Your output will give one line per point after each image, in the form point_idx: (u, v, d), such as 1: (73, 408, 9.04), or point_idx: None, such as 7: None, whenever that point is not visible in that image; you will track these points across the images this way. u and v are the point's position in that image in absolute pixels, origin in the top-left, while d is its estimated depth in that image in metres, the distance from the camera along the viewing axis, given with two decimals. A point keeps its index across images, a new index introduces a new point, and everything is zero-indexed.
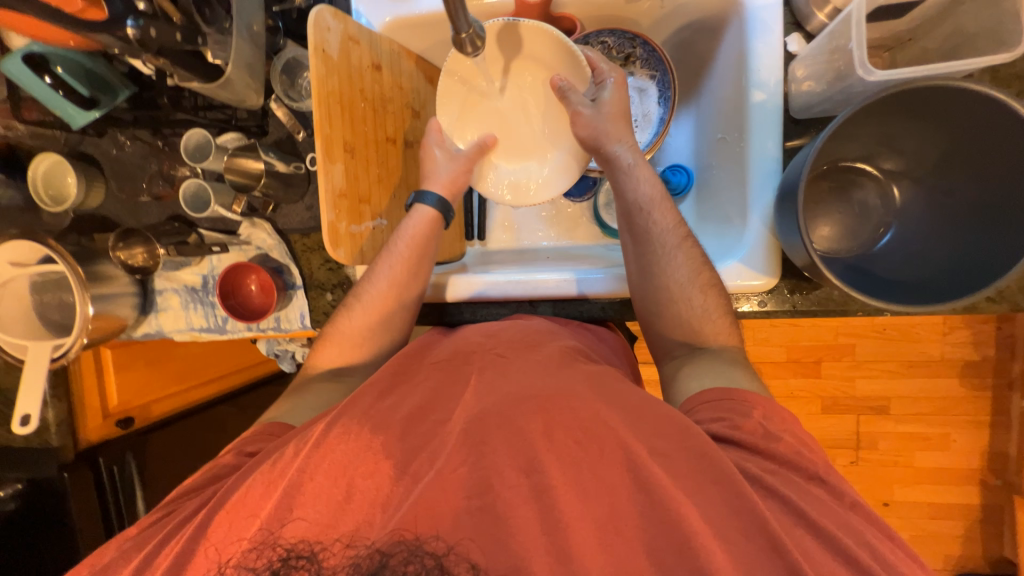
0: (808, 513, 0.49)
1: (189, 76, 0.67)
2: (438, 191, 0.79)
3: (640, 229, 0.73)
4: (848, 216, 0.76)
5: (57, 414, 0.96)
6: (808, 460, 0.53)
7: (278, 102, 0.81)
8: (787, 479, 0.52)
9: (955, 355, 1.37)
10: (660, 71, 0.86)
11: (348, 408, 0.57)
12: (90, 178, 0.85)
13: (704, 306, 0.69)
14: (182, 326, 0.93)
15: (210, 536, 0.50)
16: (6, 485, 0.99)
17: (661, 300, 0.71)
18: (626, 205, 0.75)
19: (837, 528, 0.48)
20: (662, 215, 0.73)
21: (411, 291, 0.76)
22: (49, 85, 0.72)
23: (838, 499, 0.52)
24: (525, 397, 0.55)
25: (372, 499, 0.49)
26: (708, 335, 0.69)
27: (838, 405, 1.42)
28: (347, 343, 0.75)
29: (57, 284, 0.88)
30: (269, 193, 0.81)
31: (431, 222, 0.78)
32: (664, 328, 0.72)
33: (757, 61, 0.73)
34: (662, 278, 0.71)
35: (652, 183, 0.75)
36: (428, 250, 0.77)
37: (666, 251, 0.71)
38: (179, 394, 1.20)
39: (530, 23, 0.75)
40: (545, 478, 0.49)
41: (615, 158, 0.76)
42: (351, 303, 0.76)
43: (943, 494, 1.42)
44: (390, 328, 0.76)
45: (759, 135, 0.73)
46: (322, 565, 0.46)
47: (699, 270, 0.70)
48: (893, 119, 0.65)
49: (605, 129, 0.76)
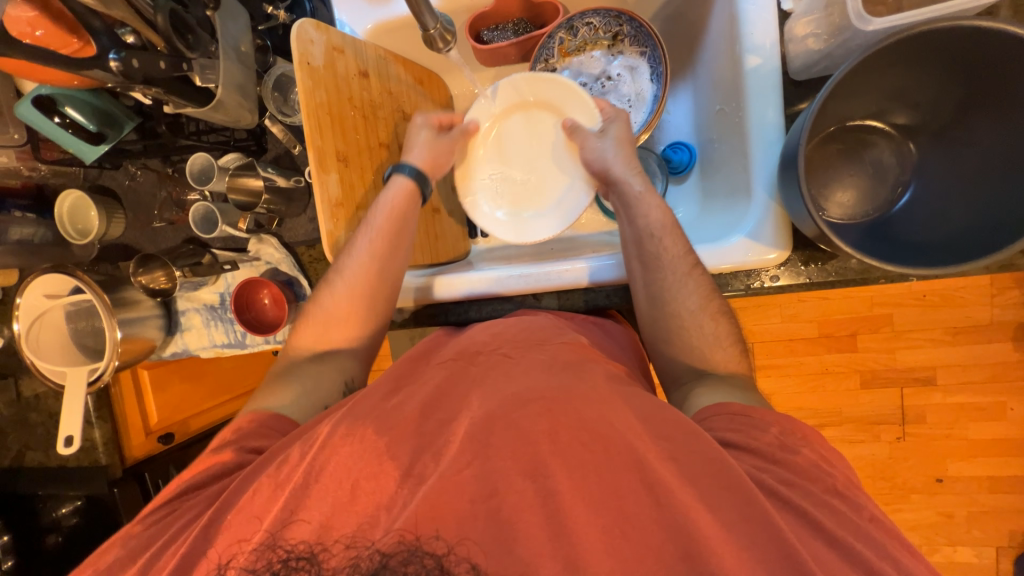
0: (825, 525, 0.47)
1: (182, 102, 0.69)
2: (415, 163, 0.79)
3: (650, 253, 0.70)
4: (863, 178, 0.72)
5: (104, 433, 1.01)
6: (826, 473, 0.52)
7: (273, 119, 0.83)
8: (804, 490, 0.50)
9: (1006, 317, 1.27)
10: (650, 47, 0.82)
11: (353, 412, 0.57)
12: (109, 209, 0.90)
13: (715, 334, 0.67)
14: (206, 343, 0.98)
15: (218, 546, 0.51)
16: (67, 503, 1.06)
17: (672, 327, 0.69)
18: (636, 232, 0.72)
19: (855, 538, 0.47)
20: (673, 242, 0.70)
21: (394, 262, 0.75)
22: (58, 125, 0.75)
23: (857, 512, 0.50)
24: (528, 398, 0.54)
25: (377, 501, 0.50)
26: (718, 363, 0.67)
27: (878, 379, 1.35)
28: (328, 322, 0.75)
29: (89, 312, 0.93)
30: (272, 208, 0.83)
31: (409, 194, 0.78)
32: (674, 352, 0.70)
33: (749, 25, 0.69)
34: (674, 306, 0.68)
35: (662, 210, 0.72)
36: (407, 223, 0.76)
37: (677, 278, 0.69)
38: (212, 410, 1.28)
39: (532, 76, 0.83)
40: (550, 483, 0.48)
41: (626, 185, 0.73)
42: (331, 280, 0.75)
43: (1000, 468, 1.33)
44: (376, 304, 0.76)
45: (758, 103, 0.69)
46: (322, 566, 0.47)
47: (710, 297, 0.68)
48: (903, 73, 0.60)
49: (613, 157, 0.76)
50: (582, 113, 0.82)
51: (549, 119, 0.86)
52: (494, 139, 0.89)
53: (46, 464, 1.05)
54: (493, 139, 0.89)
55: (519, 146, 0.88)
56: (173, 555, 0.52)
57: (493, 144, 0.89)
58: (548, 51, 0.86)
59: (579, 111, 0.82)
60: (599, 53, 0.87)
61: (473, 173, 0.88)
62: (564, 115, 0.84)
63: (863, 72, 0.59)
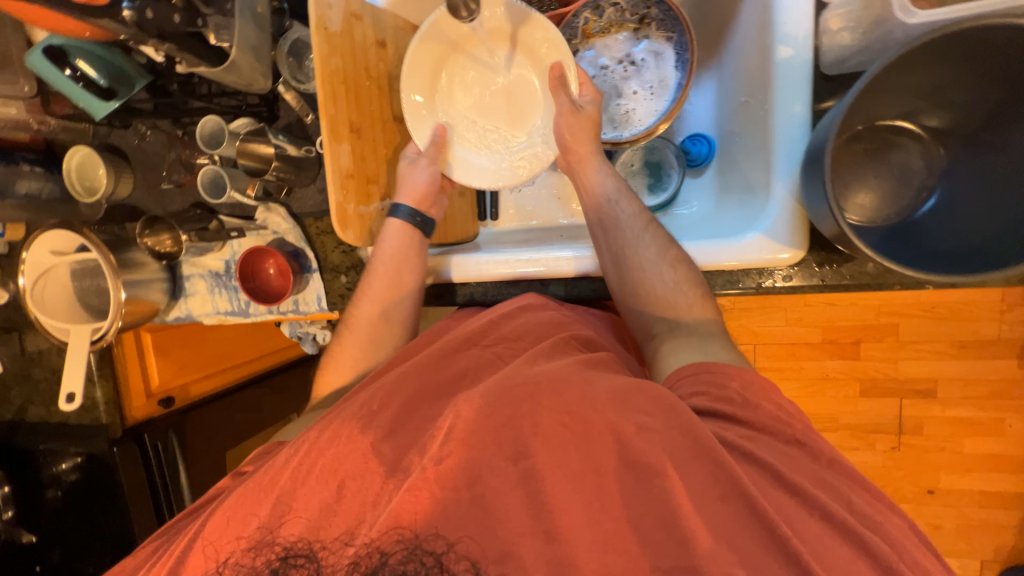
0: (784, 473, 0.48)
1: (195, 61, 0.68)
2: (408, 203, 0.79)
3: (608, 217, 0.75)
4: (886, 181, 0.70)
5: (105, 392, 1.02)
6: (784, 424, 0.52)
7: (287, 85, 0.81)
8: (768, 444, 0.51)
9: (1013, 334, 1.26)
10: (678, 32, 0.80)
11: (340, 414, 0.58)
12: (118, 169, 0.90)
13: (675, 280, 0.69)
14: (209, 310, 0.97)
15: (213, 530, 0.52)
16: (67, 459, 1.05)
17: (635, 279, 0.71)
18: (593, 201, 0.76)
19: (816, 487, 0.48)
20: (629, 204, 0.75)
21: (398, 305, 0.79)
22: (69, 77, 0.74)
23: (815, 458, 0.52)
24: (511, 383, 0.54)
25: (362, 498, 0.50)
26: (681, 306, 0.68)
27: (879, 388, 1.34)
28: (341, 364, 0.78)
29: (93, 270, 0.92)
30: (282, 176, 0.81)
31: (405, 234, 0.79)
32: (639, 304, 0.71)
33: (783, 14, 0.66)
34: (634, 260, 0.71)
35: (615, 178, 0.77)
36: (408, 265, 0.79)
37: (634, 234, 0.73)
38: (216, 376, 1.27)
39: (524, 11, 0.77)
40: (532, 464, 0.49)
41: (590, 159, 0.77)
42: (341, 332, 0.80)
43: (993, 482, 1.33)
44: (383, 345, 0.79)
45: (785, 95, 0.67)
46: (321, 565, 0.47)
47: (666, 248, 0.71)
48: (940, 71, 0.57)
49: (570, 133, 0.76)
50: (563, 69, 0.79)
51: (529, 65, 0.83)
52: (467, 69, 0.84)
53: (48, 419, 1.07)
54: (467, 69, 0.84)
55: (490, 83, 0.84)
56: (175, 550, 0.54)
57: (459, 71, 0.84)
58: (571, 31, 0.84)
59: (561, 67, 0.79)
60: (624, 36, 0.84)
61: (432, 100, 0.84)
62: (550, 61, 0.80)
63: (900, 70, 0.57)
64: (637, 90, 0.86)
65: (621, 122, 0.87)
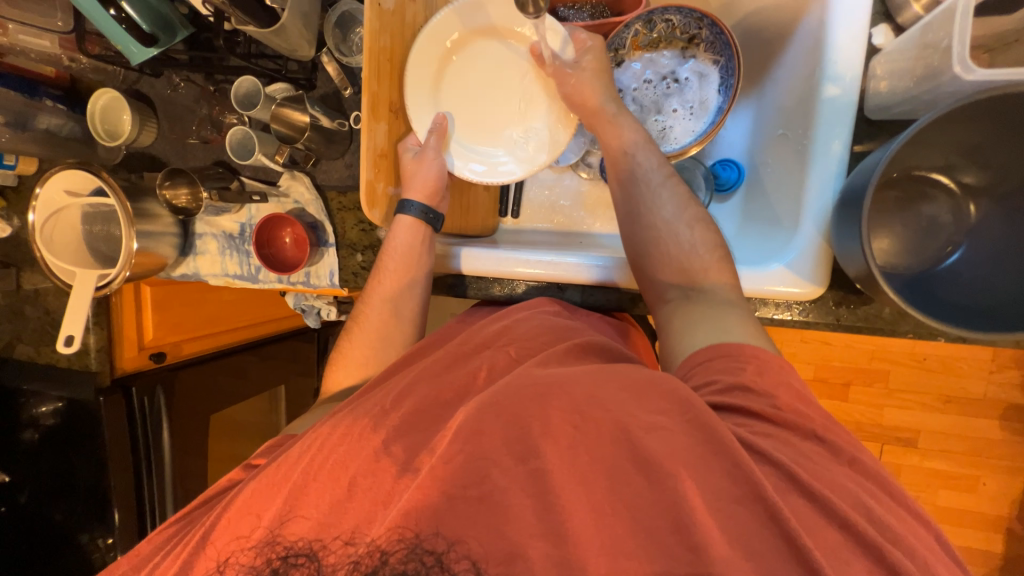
0: (801, 477, 0.47)
1: (246, 19, 0.69)
2: (417, 200, 0.75)
3: (625, 171, 0.75)
4: (910, 231, 0.71)
5: (99, 340, 1.00)
6: (803, 418, 0.52)
7: (330, 55, 0.80)
8: (782, 440, 0.50)
9: (999, 395, 1.28)
10: (725, 57, 0.81)
11: (353, 412, 0.60)
12: (144, 118, 0.88)
13: (691, 241, 0.69)
14: (217, 271, 0.96)
15: (219, 540, 0.54)
16: (47, 402, 1.04)
17: (649, 239, 0.71)
18: (612, 153, 0.76)
19: (833, 492, 0.47)
20: (646, 156, 0.74)
21: (406, 301, 0.78)
22: (114, 19, 0.72)
23: (835, 455, 0.51)
24: (524, 383, 0.54)
25: (373, 497, 0.52)
26: (697, 270, 0.67)
27: (863, 432, 1.36)
28: (352, 362, 0.77)
29: (105, 217, 0.91)
30: (310, 146, 0.80)
31: (412, 230, 0.76)
32: (653, 266, 0.70)
33: (835, 53, 0.67)
34: (650, 218, 0.72)
35: (636, 128, 0.75)
36: (419, 262, 0.77)
37: (651, 190, 0.73)
38: (211, 338, 1.25)
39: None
40: (542, 464, 0.49)
41: (601, 111, 0.75)
42: (351, 329, 0.79)
43: (963, 536, 1.35)
44: (389, 344, 0.77)
45: (825, 132, 0.67)
46: (322, 562, 0.49)
47: (685, 205, 0.71)
48: (983, 129, 0.58)
49: (588, 85, 0.74)
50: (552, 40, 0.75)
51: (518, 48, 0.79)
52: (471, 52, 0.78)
53: (36, 360, 1.05)
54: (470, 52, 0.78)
55: (490, 76, 0.79)
56: (178, 557, 0.55)
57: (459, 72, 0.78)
58: (620, 41, 0.84)
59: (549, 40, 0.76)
60: (671, 53, 0.85)
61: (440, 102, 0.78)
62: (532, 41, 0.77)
63: (947, 123, 0.57)
64: (677, 108, 0.86)
65: (656, 138, 0.88)
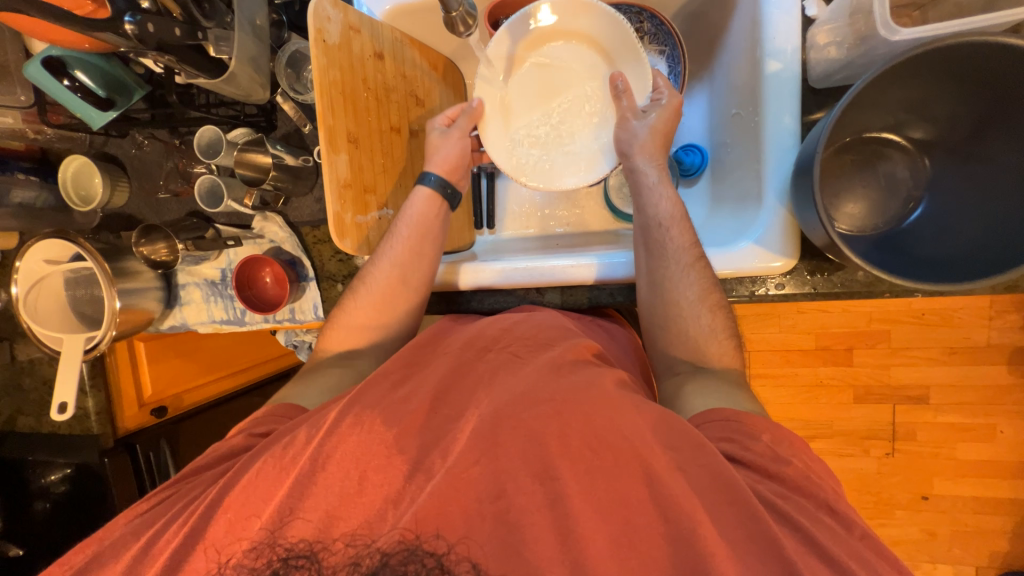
0: (820, 541, 0.46)
1: (194, 73, 0.70)
2: (437, 171, 0.79)
3: (655, 242, 0.70)
4: (873, 190, 0.71)
5: (97, 403, 1.00)
6: (818, 486, 0.51)
7: (284, 96, 0.83)
8: (801, 505, 0.50)
9: (1002, 340, 1.28)
10: (669, 46, 0.83)
11: (361, 398, 0.60)
12: (115, 179, 0.90)
13: (711, 326, 0.67)
14: (204, 318, 0.96)
15: (215, 532, 0.53)
16: (56, 470, 1.04)
17: (670, 315, 0.69)
18: (645, 219, 0.72)
19: (856, 562, 0.46)
20: (680, 233, 0.70)
21: (419, 270, 0.78)
22: (68, 88, 0.76)
23: (850, 530, 0.50)
24: (539, 399, 0.55)
25: (383, 494, 0.52)
26: (713, 355, 0.67)
27: (872, 395, 1.35)
28: (351, 341, 0.78)
29: (88, 280, 0.91)
30: (279, 185, 0.81)
31: (431, 202, 0.79)
32: (670, 338, 0.70)
33: (771, 30, 0.68)
34: (673, 297, 0.68)
35: (674, 201, 0.71)
36: (431, 232, 0.79)
37: (679, 267, 0.68)
38: (210, 384, 1.27)
39: (604, 8, 0.76)
40: (559, 486, 0.50)
41: (639, 171, 0.73)
42: (355, 286, 0.79)
43: (984, 489, 1.34)
44: (394, 313, 0.78)
45: (775, 109, 0.68)
46: (322, 564, 0.50)
47: (710, 290, 0.68)
48: (925, 83, 0.59)
49: (641, 138, 0.73)
50: (635, 72, 0.78)
51: (602, 66, 0.82)
52: (540, 58, 0.83)
53: (38, 430, 1.05)
54: (543, 60, 0.83)
55: (562, 87, 0.83)
56: (161, 553, 0.54)
57: (536, 74, 0.83)
58: None
59: (634, 76, 0.78)
60: None
61: (500, 101, 0.84)
62: (619, 67, 0.80)
63: (886, 83, 0.58)
64: None
65: None
